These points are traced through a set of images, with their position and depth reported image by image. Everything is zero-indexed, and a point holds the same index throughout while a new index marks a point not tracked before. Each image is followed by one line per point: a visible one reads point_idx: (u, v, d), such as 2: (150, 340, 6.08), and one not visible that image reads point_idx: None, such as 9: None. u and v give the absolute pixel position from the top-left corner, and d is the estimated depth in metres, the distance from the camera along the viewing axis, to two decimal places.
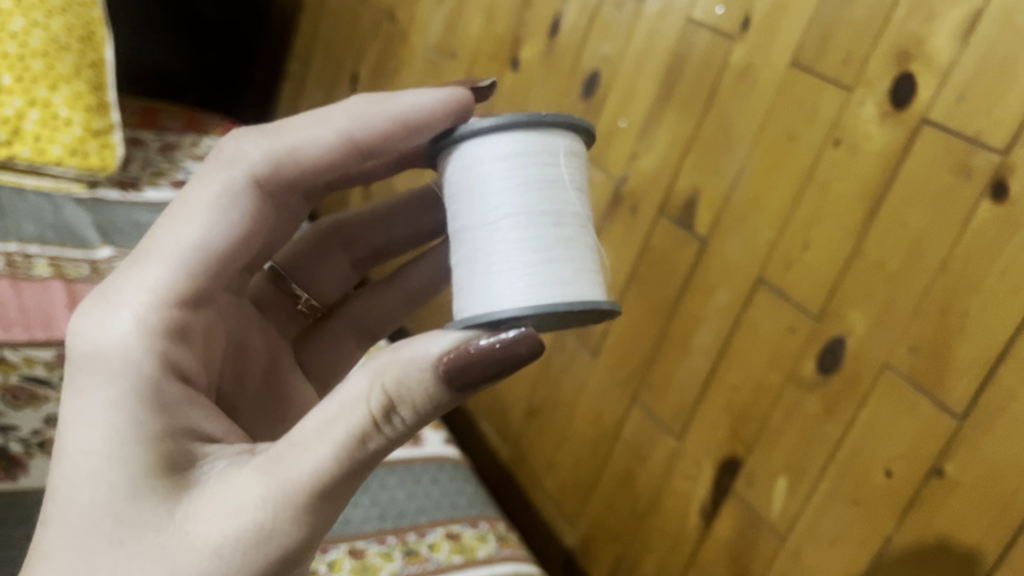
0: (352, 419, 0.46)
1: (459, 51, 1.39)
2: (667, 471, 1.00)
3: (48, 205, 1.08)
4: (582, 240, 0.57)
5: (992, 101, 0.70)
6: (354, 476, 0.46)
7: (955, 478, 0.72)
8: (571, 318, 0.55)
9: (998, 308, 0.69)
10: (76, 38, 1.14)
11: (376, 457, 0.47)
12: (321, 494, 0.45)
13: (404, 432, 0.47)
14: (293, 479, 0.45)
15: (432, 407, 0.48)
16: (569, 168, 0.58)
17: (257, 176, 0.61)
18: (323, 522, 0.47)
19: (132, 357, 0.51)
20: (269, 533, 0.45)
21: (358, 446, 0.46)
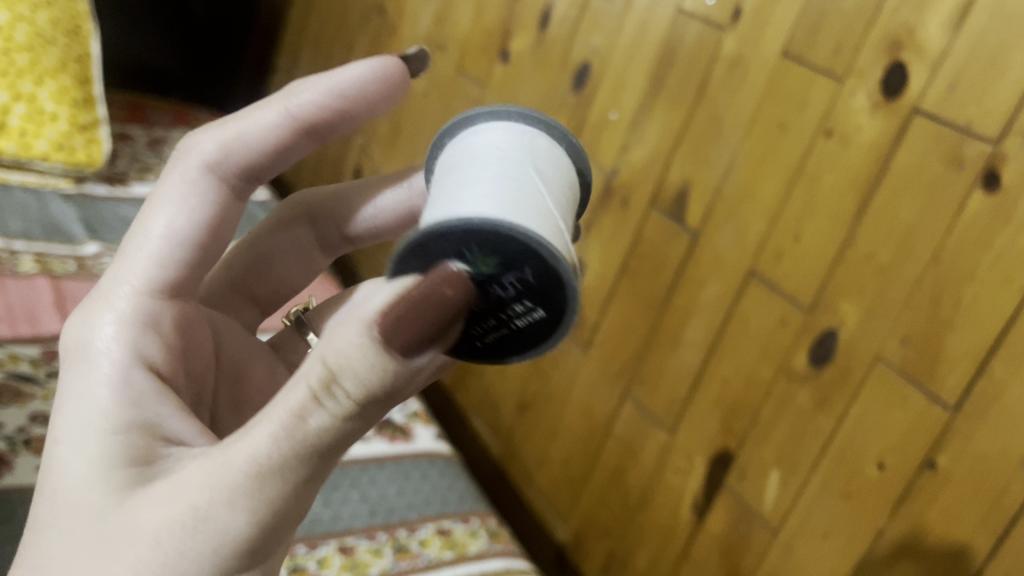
0: (291, 395, 0.41)
1: (449, 44, 1.38)
2: (659, 465, 1.00)
3: (34, 201, 1.06)
4: (545, 206, 0.47)
5: (984, 90, 0.70)
6: (302, 459, 0.41)
7: (947, 470, 0.72)
8: (511, 261, 0.43)
9: (990, 298, 0.69)
10: (62, 31, 1.12)
11: (331, 439, 0.41)
12: (266, 479, 0.41)
13: (356, 410, 0.40)
14: (232, 461, 0.41)
15: (384, 385, 0.40)
16: (545, 156, 0.54)
17: (214, 164, 0.59)
18: (279, 508, 0.42)
19: (98, 350, 0.50)
20: (211, 519, 0.41)
21: (294, 424, 0.40)
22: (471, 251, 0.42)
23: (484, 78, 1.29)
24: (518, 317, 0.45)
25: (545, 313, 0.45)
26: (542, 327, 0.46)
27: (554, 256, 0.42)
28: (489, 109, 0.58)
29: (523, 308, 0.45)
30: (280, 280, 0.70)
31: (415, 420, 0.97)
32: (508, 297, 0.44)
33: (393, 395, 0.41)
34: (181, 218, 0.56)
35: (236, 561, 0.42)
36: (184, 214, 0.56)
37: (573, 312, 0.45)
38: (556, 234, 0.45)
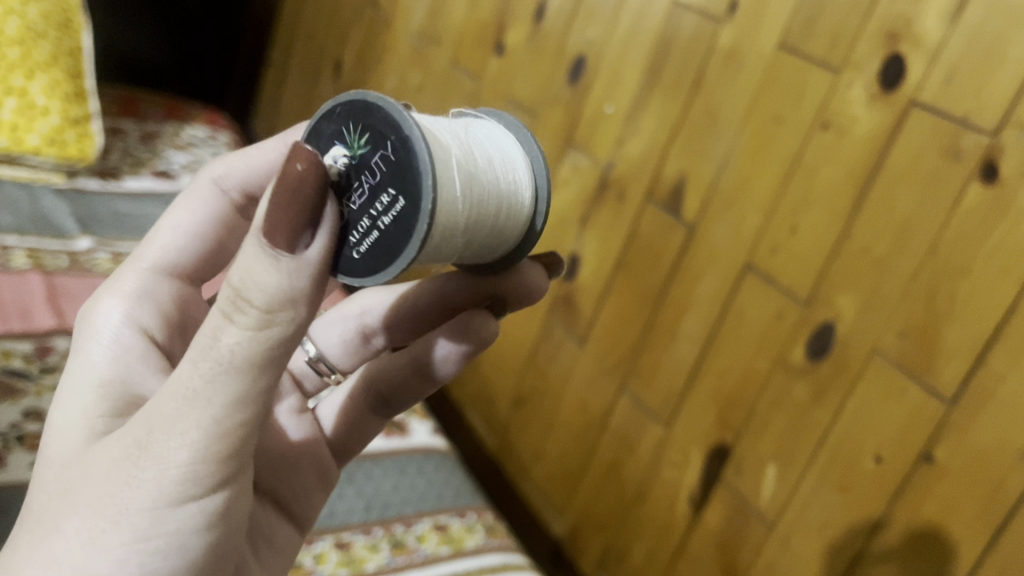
0: (209, 319, 0.41)
1: (443, 37, 1.38)
2: (656, 459, 1.00)
3: (25, 195, 1.05)
4: (447, 130, 0.50)
5: (982, 82, 0.69)
6: (226, 383, 0.40)
7: (944, 463, 0.72)
8: (376, 137, 0.46)
9: (989, 291, 0.69)
10: (53, 25, 1.11)
11: (249, 355, 0.40)
12: (193, 402, 0.40)
13: (266, 322, 0.40)
14: (164, 394, 0.41)
15: (287, 294, 0.40)
16: (497, 139, 0.56)
17: (222, 179, 0.64)
18: (217, 438, 0.41)
19: (95, 321, 0.56)
20: (148, 453, 0.41)
21: (211, 346, 0.40)
22: (349, 131, 0.47)
23: (479, 71, 1.29)
24: (385, 211, 0.45)
25: (406, 201, 0.45)
26: (407, 227, 0.45)
27: (404, 126, 0.45)
28: (462, 111, 0.61)
29: (381, 201, 0.46)
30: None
31: (411, 416, 0.97)
32: (376, 186, 0.46)
33: (304, 302, 0.41)
34: (185, 218, 0.62)
35: (185, 495, 0.42)
36: (188, 213, 0.62)
37: (425, 201, 0.44)
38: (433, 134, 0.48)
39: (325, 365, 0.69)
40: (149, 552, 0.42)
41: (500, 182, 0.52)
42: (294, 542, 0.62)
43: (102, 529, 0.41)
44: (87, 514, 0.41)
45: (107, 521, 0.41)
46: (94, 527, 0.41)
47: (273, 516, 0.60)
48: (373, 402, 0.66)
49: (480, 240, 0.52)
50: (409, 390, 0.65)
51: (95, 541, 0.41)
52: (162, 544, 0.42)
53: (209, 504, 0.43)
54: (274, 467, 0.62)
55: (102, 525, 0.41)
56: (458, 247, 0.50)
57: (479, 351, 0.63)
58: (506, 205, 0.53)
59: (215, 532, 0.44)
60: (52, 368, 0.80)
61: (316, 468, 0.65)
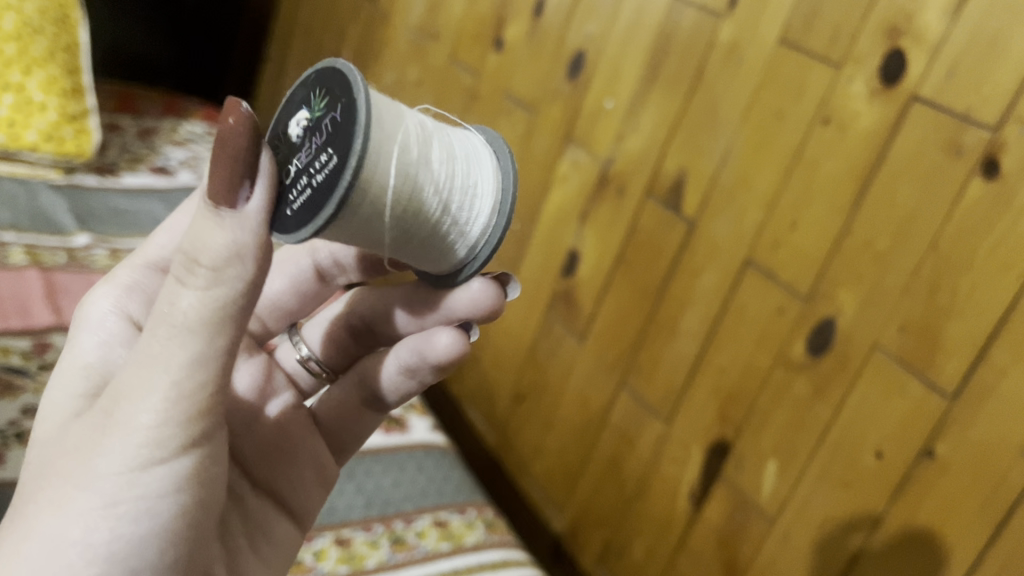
0: (169, 288, 0.44)
1: (441, 32, 1.37)
2: (655, 454, 1.00)
3: (22, 191, 1.05)
4: (409, 112, 0.51)
5: (983, 76, 0.69)
6: (182, 346, 0.43)
7: (945, 459, 0.72)
8: (332, 99, 0.48)
9: (990, 286, 0.69)
10: (50, 21, 1.10)
11: (202, 316, 0.43)
12: (155, 366, 0.43)
13: (216, 284, 0.42)
14: (131, 362, 0.44)
15: (235, 254, 0.43)
16: (472, 145, 0.56)
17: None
18: (178, 400, 0.44)
19: (86, 311, 0.57)
20: (117, 418, 0.44)
21: (169, 310, 0.43)
22: (314, 97, 0.49)
23: (478, 67, 1.28)
24: (319, 171, 0.46)
25: (338, 158, 0.45)
26: (333, 185, 0.45)
27: (354, 87, 0.46)
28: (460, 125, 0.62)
29: (319, 158, 0.46)
30: (273, 296, 0.70)
31: (410, 411, 0.97)
32: (319, 147, 0.47)
33: (253, 262, 0.43)
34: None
35: (149, 458, 0.44)
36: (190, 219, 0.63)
37: (354, 157, 0.45)
38: (387, 105, 0.49)
39: (315, 363, 0.70)
40: (117, 518, 0.44)
41: (455, 178, 0.53)
42: (292, 538, 0.62)
43: (72, 494, 0.44)
44: (66, 480, 0.44)
45: (79, 486, 0.44)
46: (67, 493, 0.44)
47: (270, 510, 0.61)
48: (370, 398, 0.66)
49: (420, 226, 0.52)
50: (394, 393, 0.64)
51: (66, 507, 0.44)
52: (129, 510, 0.44)
53: (176, 467, 0.45)
54: (271, 462, 0.63)
55: (75, 490, 0.44)
56: (387, 220, 0.50)
57: (453, 366, 0.60)
58: (456, 202, 0.53)
59: (186, 497, 0.47)
60: (51, 365, 0.79)
61: (313, 464, 0.65)
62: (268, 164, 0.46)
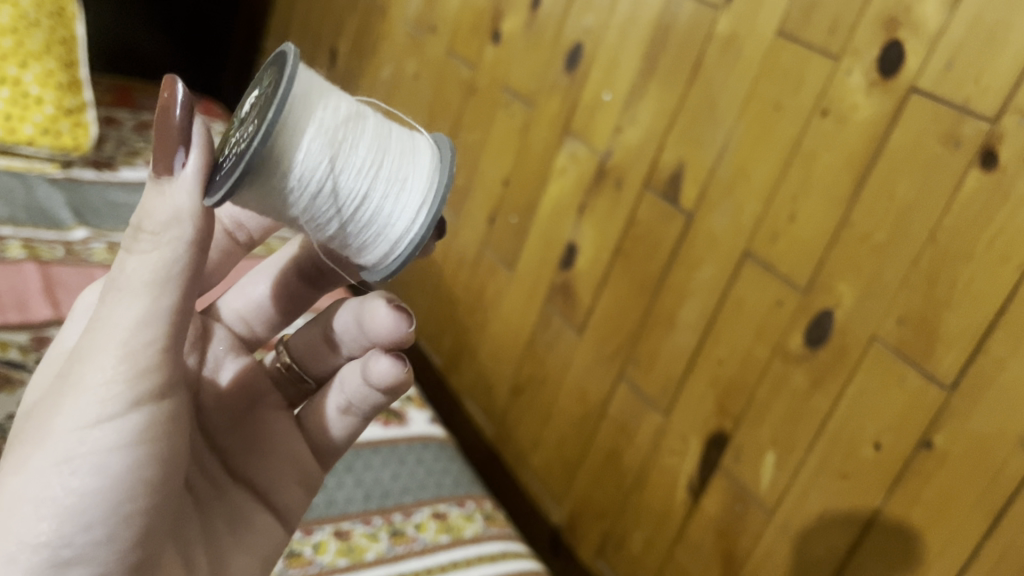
0: (121, 259, 0.47)
1: (439, 26, 1.37)
2: (654, 446, 1.00)
3: (19, 184, 1.04)
4: (347, 102, 0.54)
5: (980, 68, 0.69)
6: (126, 306, 0.46)
7: (944, 450, 0.72)
8: (273, 80, 0.50)
9: (987, 278, 0.69)
10: (45, 14, 1.10)
11: (145, 276, 0.46)
12: (103, 328, 0.46)
13: (155, 243, 0.46)
14: (88, 327, 0.47)
15: (172, 216, 0.45)
16: (411, 142, 0.58)
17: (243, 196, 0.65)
18: (125, 358, 0.46)
19: (79, 308, 0.60)
20: (73, 381, 0.47)
21: (118, 276, 0.46)
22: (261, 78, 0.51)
23: (476, 60, 1.28)
24: (242, 142, 0.48)
25: (256, 126, 0.48)
26: (246, 150, 0.47)
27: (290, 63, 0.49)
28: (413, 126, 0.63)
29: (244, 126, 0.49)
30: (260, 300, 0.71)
31: (409, 404, 0.97)
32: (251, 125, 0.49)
33: (191, 224, 0.46)
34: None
35: (98, 417, 0.46)
36: None
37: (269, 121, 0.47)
38: (320, 87, 0.52)
39: (296, 372, 0.69)
40: (72, 475, 0.46)
41: (381, 167, 0.54)
42: (273, 533, 0.63)
43: (33, 455, 0.47)
44: (31, 441, 0.48)
45: (41, 445, 0.47)
46: (30, 455, 0.47)
47: (249, 503, 0.62)
48: (343, 408, 0.65)
49: (336, 205, 0.53)
50: (358, 409, 0.65)
51: (29, 468, 0.47)
52: (83, 467, 0.46)
53: (129, 427, 0.47)
54: (253, 458, 0.64)
55: (37, 448, 0.47)
56: (298, 194, 0.51)
57: (401, 387, 0.61)
58: (382, 193, 0.54)
59: (142, 458, 0.48)
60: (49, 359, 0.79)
61: (293, 463, 0.65)
62: (205, 139, 0.48)
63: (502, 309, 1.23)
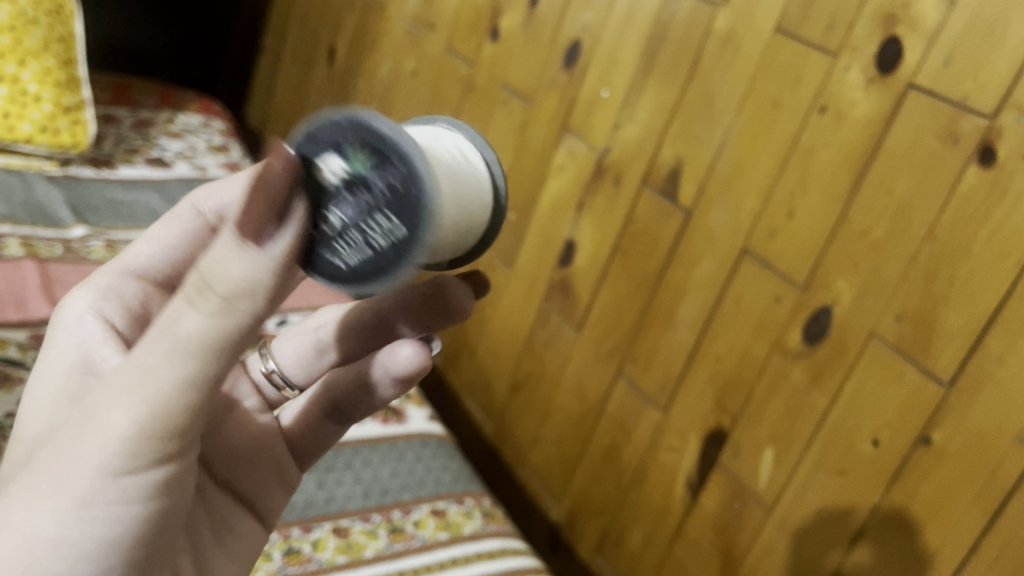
0: (174, 302, 0.40)
1: (437, 23, 1.37)
2: (653, 443, 1.00)
3: (18, 182, 1.04)
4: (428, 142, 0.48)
5: (978, 65, 0.69)
6: (176, 365, 0.40)
7: (942, 446, 0.72)
8: (366, 148, 0.43)
9: (985, 274, 0.69)
10: (43, 11, 1.09)
11: (201, 341, 0.39)
12: (147, 383, 0.40)
13: (220, 309, 0.38)
14: (122, 367, 0.41)
15: (243, 288, 0.38)
16: (437, 134, 0.54)
17: (203, 203, 0.58)
18: (164, 413, 0.40)
19: (63, 315, 0.54)
20: (99, 426, 0.40)
21: (170, 327, 0.39)
22: (349, 146, 0.43)
23: (474, 58, 1.28)
24: (377, 236, 0.43)
25: (400, 225, 0.43)
26: (404, 254, 0.43)
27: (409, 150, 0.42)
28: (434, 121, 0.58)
29: (378, 222, 0.43)
30: None
31: (407, 402, 0.97)
32: (372, 206, 0.43)
33: (263, 295, 0.39)
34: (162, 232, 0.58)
35: (126, 467, 0.41)
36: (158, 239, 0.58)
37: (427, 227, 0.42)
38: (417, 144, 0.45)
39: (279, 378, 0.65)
40: (89, 524, 0.41)
41: (471, 202, 0.51)
42: (255, 535, 0.61)
43: (41, 495, 0.40)
44: (35, 478, 0.41)
45: (49, 485, 0.40)
46: (37, 491, 0.41)
47: (233, 508, 0.59)
48: (330, 411, 0.64)
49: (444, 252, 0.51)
50: (355, 405, 0.63)
51: (36, 507, 0.40)
52: (99, 516, 0.41)
53: (151, 479, 0.42)
54: (236, 462, 0.61)
55: (43, 489, 0.40)
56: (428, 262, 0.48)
57: (418, 378, 0.61)
58: (475, 221, 0.52)
59: (156, 508, 0.44)
60: None
61: (275, 468, 0.63)
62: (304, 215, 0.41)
63: (501, 306, 1.23)
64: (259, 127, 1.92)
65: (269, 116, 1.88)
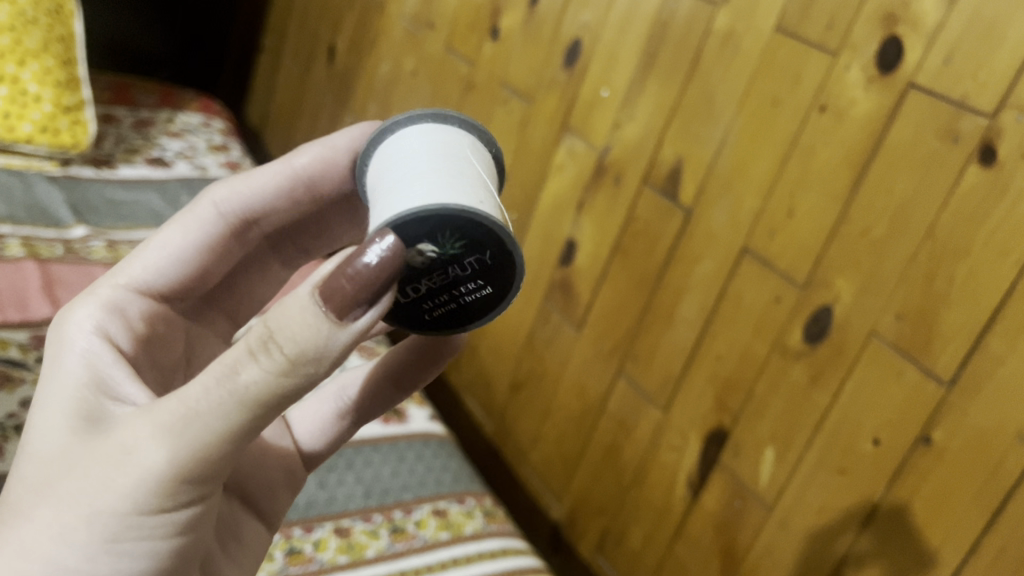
0: (234, 349, 0.41)
1: (437, 22, 1.37)
2: (653, 442, 1.00)
3: (18, 182, 1.04)
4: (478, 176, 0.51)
5: (978, 64, 0.69)
6: (225, 415, 0.40)
7: (942, 445, 0.72)
8: (461, 236, 0.48)
9: (984, 274, 0.69)
10: (43, 11, 1.08)
11: (256, 397, 0.40)
12: (193, 429, 0.40)
13: (284, 369, 0.39)
14: (165, 408, 0.41)
15: (311, 350, 0.39)
16: (439, 135, 0.54)
17: (224, 204, 0.61)
18: (202, 460, 0.41)
19: (63, 327, 0.52)
20: (136, 467, 0.40)
21: (225, 378, 0.40)
22: (441, 236, 0.47)
23: (474, 56, 1.28)
24: (466, 293, 0.52)
25: (492, 289, 0.52)
26: (494, 306, 0.53)
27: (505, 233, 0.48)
28: (421, 116, 0.56)
29: (471, 286, 0.51)
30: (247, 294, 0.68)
31: (409, 402, 0.97)
32: (465, 276, 0.51)
33: (329, 364, 0.40)
34: (177, 237, 0.59)
35: (159, 506, 0.41)
36: (180, 237, 0.59)
37: (516, 288, 0.52)
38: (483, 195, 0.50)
39: None
40: (118, 557, 0.41)
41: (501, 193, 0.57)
42: (261, 538, 0.59)
43: (76, 527, 0.41)
44: (64, 508, 0.41)
45: (82, 518, 0.41)
46: (69, 523, 0.41)
47: (239, 510, 0.58)
48: (343, 409, 0.65)
49: None
50: (378, 403, 0.65)
51: (68, 540, 0.41)
52: (128, 551, 0.42)
53: (181, 516, 0.42)
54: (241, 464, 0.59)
55: (77, 522, 0.41)
56: None
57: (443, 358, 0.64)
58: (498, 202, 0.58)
59: (181, 544, 0.44)
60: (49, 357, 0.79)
61: (285, 469, 0.63)
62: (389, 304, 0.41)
63: None
64: (259, 125, 1.92)
65: (269, 115, 1.88)
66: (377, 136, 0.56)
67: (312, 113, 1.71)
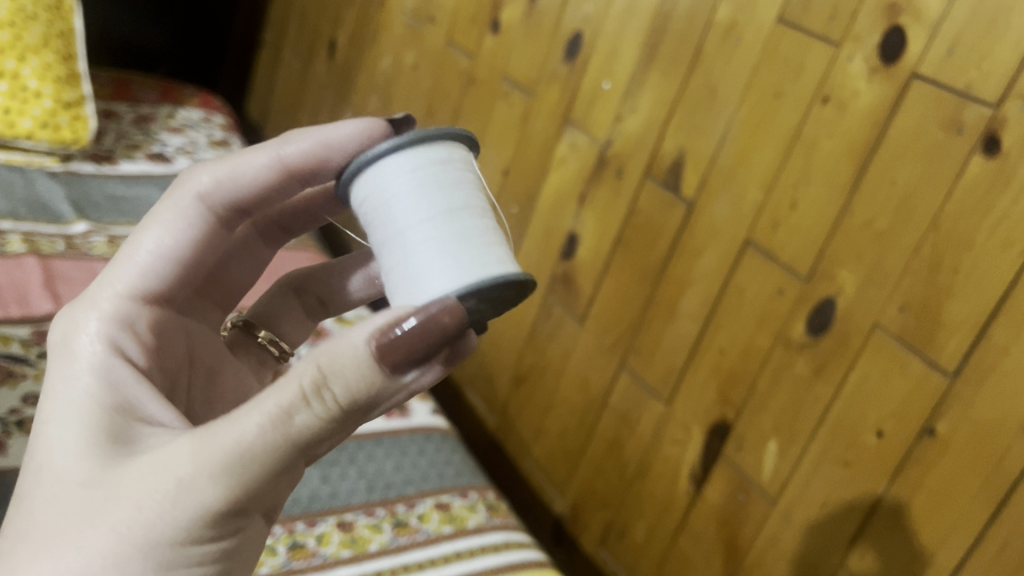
0: (281, 390, 0.43)
1: (438, 16, 1.36)
2: (656, 435, 1.00)
3: (19, 178, 1.04)
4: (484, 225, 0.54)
5: (983, 52, 0.69)
6: (281, 451, 0.42)
7: (946, 438, 0.72)
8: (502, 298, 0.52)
9: (988, 265, 0.69)
10: (43, 7, 1.08)
11: (309, 437, 0.43)
12: (248, 462, 0.42)
13: (336, 414, 0.43)
14: (216, 439, 0.42)
15: (363, 396, 0.43)
16: (447, 175, 0.54)
17: (208, 194, 0.60)
18: (253, 491, 0.43)
19: (75, 347, 0.52)
20: (190, 496, 0.41)
21: (281, 417, 0.42)
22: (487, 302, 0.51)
23: (475, 50, 1.28)
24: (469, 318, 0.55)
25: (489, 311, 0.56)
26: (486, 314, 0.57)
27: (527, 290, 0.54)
28: (427, 141, 0.54)
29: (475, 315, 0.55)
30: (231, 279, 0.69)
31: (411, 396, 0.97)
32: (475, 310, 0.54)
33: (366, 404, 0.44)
34: (166, 238, 0.59)
35: (208, 534, 0.42)
36: (171, 235, 0.59)
37: None
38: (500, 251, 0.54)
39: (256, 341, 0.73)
40: None
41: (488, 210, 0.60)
42: None
43: (130, 556, 0.41)
44: (113, 537, 0.41)
45: (135, 547, 0.41)
46: (121, 551, 0.41)
47: None
48: None
49: None
50: None
51: (121, 566, 0.41)
52: None
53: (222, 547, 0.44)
54: None
55: (129, 550, 0.41)
56: None
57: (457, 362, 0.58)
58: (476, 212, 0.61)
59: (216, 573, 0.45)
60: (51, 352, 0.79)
61: None
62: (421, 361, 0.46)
63: None
64: (259, 120, 1.92)
65: (269, 110, 1.88)
66: (385, 156, 0.54)
67: (312, 108, 1.71)
